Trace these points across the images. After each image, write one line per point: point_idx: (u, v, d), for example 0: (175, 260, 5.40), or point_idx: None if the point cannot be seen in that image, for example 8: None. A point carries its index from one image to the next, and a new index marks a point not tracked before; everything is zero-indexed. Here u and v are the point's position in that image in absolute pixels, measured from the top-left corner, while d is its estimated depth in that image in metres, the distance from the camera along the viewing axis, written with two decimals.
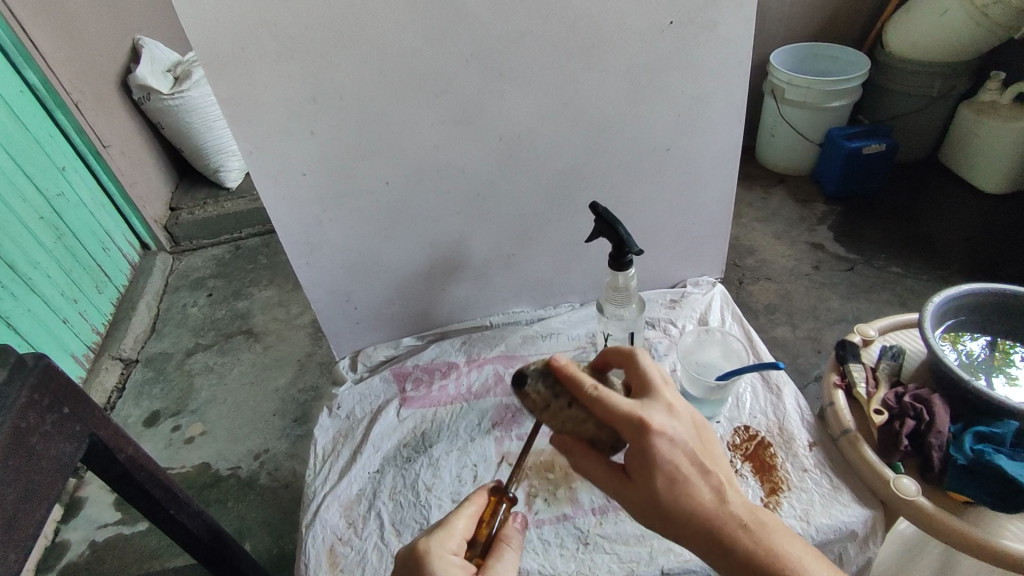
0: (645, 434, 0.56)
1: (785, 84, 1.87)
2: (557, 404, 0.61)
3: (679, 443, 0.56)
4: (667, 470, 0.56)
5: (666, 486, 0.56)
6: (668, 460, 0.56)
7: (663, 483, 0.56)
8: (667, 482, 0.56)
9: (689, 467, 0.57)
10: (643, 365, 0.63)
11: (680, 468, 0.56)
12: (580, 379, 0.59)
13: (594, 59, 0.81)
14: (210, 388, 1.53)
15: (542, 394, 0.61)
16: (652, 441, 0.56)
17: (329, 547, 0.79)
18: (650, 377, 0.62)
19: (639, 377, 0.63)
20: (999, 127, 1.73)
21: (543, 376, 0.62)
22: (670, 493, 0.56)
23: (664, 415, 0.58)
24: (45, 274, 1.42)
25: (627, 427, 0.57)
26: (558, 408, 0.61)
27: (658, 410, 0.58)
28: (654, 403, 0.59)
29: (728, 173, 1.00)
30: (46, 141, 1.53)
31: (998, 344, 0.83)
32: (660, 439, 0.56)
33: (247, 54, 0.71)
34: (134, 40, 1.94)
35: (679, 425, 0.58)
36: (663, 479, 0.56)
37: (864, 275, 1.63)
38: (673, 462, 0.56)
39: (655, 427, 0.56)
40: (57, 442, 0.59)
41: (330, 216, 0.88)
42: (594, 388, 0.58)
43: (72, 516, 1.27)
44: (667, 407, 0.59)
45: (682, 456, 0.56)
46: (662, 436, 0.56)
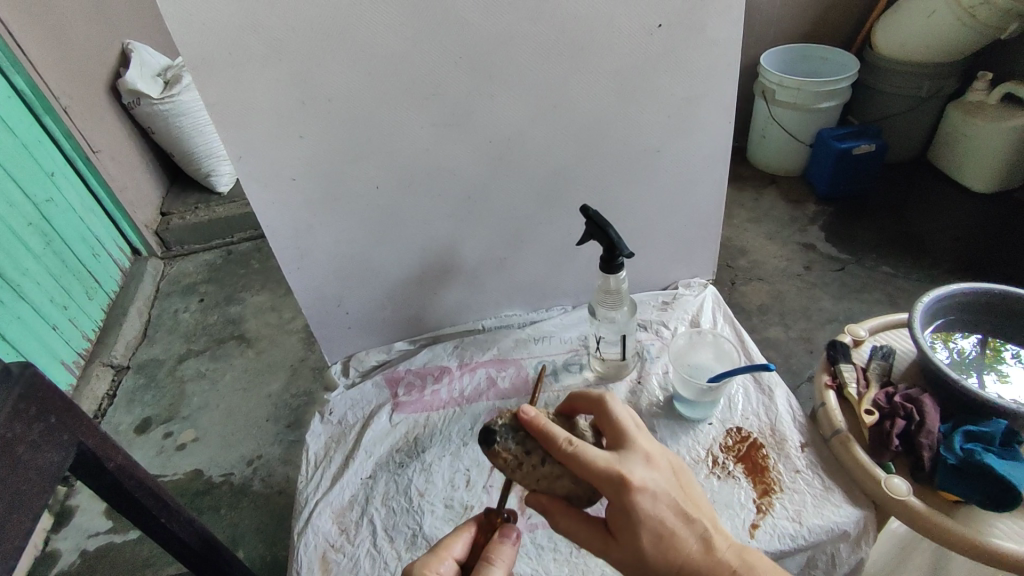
0: (624, 491, 0.56)
1: (775, 85, 1.88)
2: (526, 463, 0.62)
3: (659, 497, 0.57)
4: (649, 527, 0.56)
5: (650, 541, 0.56)
6: (651, 516, 0.56)
7: (647, 539, 0.56)
8: (652, 537, 0.56)
9: (672, 520, 0.57)
10: (617, 413, 0.64)
11: (664, 521, 0.56)
12: (553, 433, 0.61)
13: (583, 61, 0.82)
14: (202, 394, 1.52)
15: (515, 451, 0.62)
16: (631, 498, 0.56)
17: (321, 554, 0.79)
18: (623, 427, 0.63)
19: (612, 428, 0.63)
20: (986, 126, 1.74)
21: (513, 432, 0.63)
22: (655, 547, 0.56)
23: (640, 466, 0.58)
24: (34, 281, 1.41)
25: (605, 484, 0.57)
26: (533, 464, 0.62)
27: (637, 463, 0.59)
28: (631, 455, 0.59)
29: (718, 175, 1.00)
30: (34, 146, 1.51)
31: (989, 342, 0.84)
32: (641, 496, 0.56)
33: (235, 58, 0.71)
34: (123, 44, 1.93)
35: (657, 476, 0.58)
36: (646, 536, 0.56)
37: (855, 275, 1.64)
38: (657, 518, 0.56)
39: (634, 483, 0.56)
40: (44, 451, 0.58)
41: (320, 220, 0.87)
42: (568, 442, 0.59)
43: (63, 525, 1.26)
44: (644, 457, 0.60)
45: (663, 509, 0.57)
46: (642, 492, 0.56)
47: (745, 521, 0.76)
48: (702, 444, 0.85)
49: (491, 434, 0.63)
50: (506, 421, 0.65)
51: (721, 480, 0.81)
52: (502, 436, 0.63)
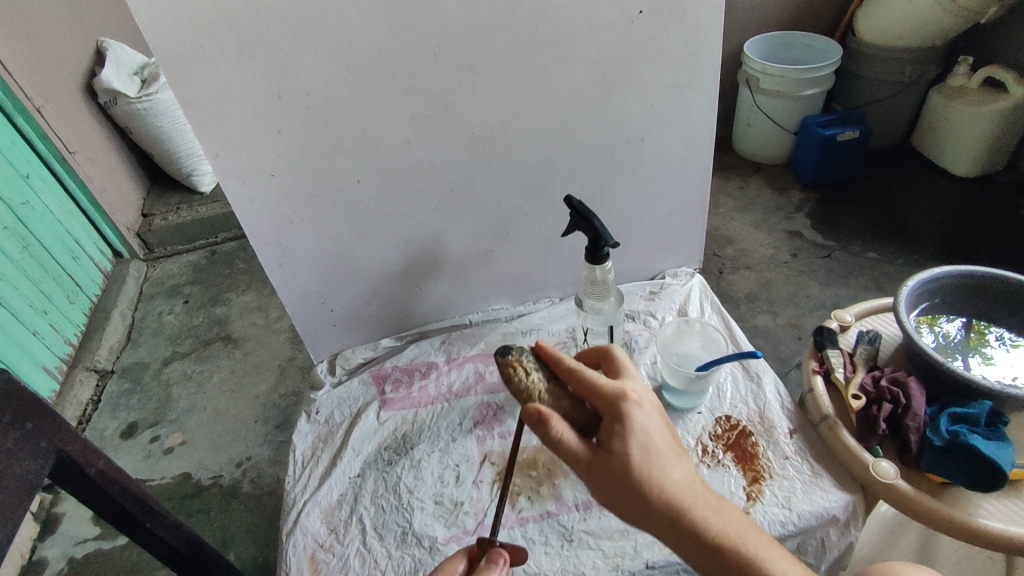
0: (623, 400, 0.59)
1: (759, 73, 1.88)
2: (534, 379, 0.63)
3: (653, 416, 0.59)
4: (641, 438, 0.57)
5: (639, 454, 0.56)
6: (642, 429, 0.58)
7: (637, 449, 0.56)
8: (641, 449, 0.57)
9: (662, 442, 0.58)
10: (619, 359, 0.69)
11: (653, 437, 0.58)
12: (564, 359, 0.65)
13: (565, 50, 0.81)
14: (189, 397, 1.50)
15: (526, 366, 0.64)
16: (629, 406, 0.59)
17: (310, 555, 0.78)
18: (626, 373, 0.67)
19: (615, 369, 0.68)
20: (967, 111, 1.76)
21: (528, 353, 0.66)
22: (642, 461, 0.56)
23: (640, 390, 0.62)
24: (12, 286, 1.38)
25: (606, 394, 0.60)
26: (538, 382, 0.63)
27: (635, 387, 0.62)
28: (631, 381, 0.63)
29: (703, 163, 1.00)
30: (9, 148, 1.48)
31: (974, 325, 0.84)
32: (637, 408, 0.59)
33: (207, 53, 0.69)
34: (98, 42, 1.88)
35: (652, 404, 0.61)
36: (636, 446, 0.57)
37: (842, 261, 1.64)
38: (647, 432, 0.58)
39: (631, 397, 0.60)
40: (19, 459, 0.57)
41: (301, 217, 0.86)
42: (577, 365, 0.64)
43: (49, 533, 1.24)
44: (642, 386, 0.64)
45: (655, 427, 0.58)
46: (637, 406, 0.59)
47: (736, 509, 0.76)
48: (691, 433, 0.85)
49: (508, 348, 0.65)
50: (524, 346, 0.67)
51: (711, 468, 0.81)
52: (518, 351, 0.65)
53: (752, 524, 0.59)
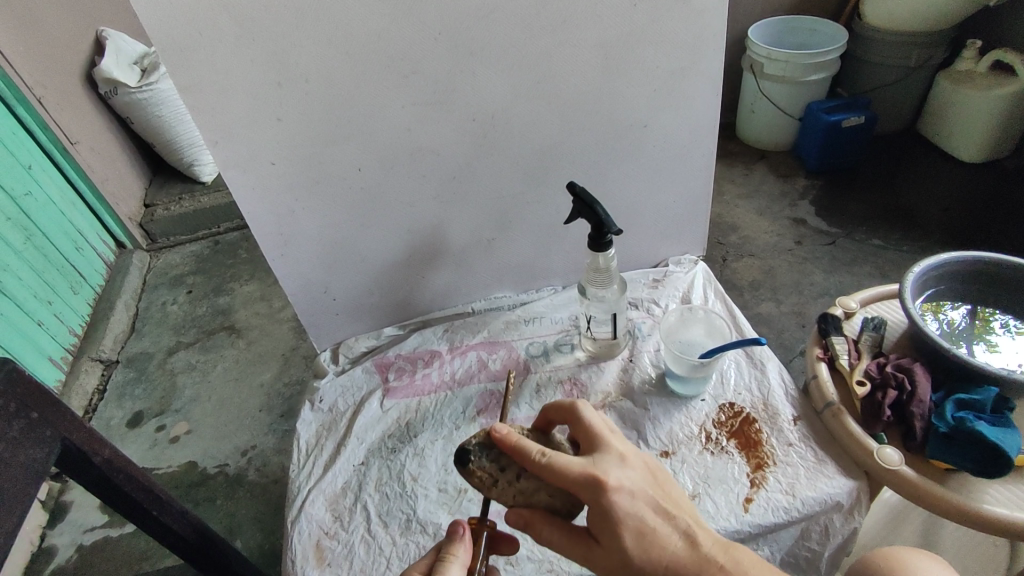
0: (599, 492, 0.55)
1: (764, 58, 1.85)
2: (502, 479, 0.61)
3: (637, 497, 0.56)
4: (631, 526, 0.55)
5: (633, 542, 0.55)
6: (631, 516, 0.55)
7: (629, 539, 0.55)
8: (634, 537, 0.55)
9: (653, 518, 0.56)
10: (587, 416, 0.63)
11: (643, 520, 0.55)
12: (525, 446, 0.58)
13: (567, 34, 0.80)
14: (193, 386, 1.51)
15: (489, 470, 0.61)
16: (607, 498, 0.54)
17: (315, 542, 0.78)
18: (597, 431, 0.61)
19: (584, 431, 0.62)
20: (974, 95, 1.73)
21: (486, 450, 0.62)
22: (639, 547, 0.55)
23: (617, 470, 0.57)
24: (16, 277, 1.38)
25: (580, 487, 0.55)
26: (507, 482, 0.61)
27: (612, 464, 0.57)
28: (605, 458, 0.58)
29: (707, 149, 0.99)
30: (9, 139, 1.47)
31: (979, 312, 0.84)
32: (619, 496, 0.55)
33: (206, 39, 0.68)
34: (97, 31, 1.87)
35: (634, 474, 0.57)
36: (629, 537, 0.55)
37: (846, 248, 1.63)
38: (637, 516, 0.55)
39: (609, 484, 0.55)
40: (26, 447, 0.57)
41: (303, 205, 0.85)
42: (541, 453, 0.57)
43: (58, 521, 1.25)
44: (619, 457, 0.58)
45: (640, 507, 0.55)
46: (619, 492, 0.55)
47: (740, 496, 0.76)
48: (694, 420, 0.85)
49: (465, 454, 0.62)
50: (479, 441, 0.63)
51: (714, 456, 0.81)
52: (477, 456, 0.62)
53: (758, 560, 0.57)
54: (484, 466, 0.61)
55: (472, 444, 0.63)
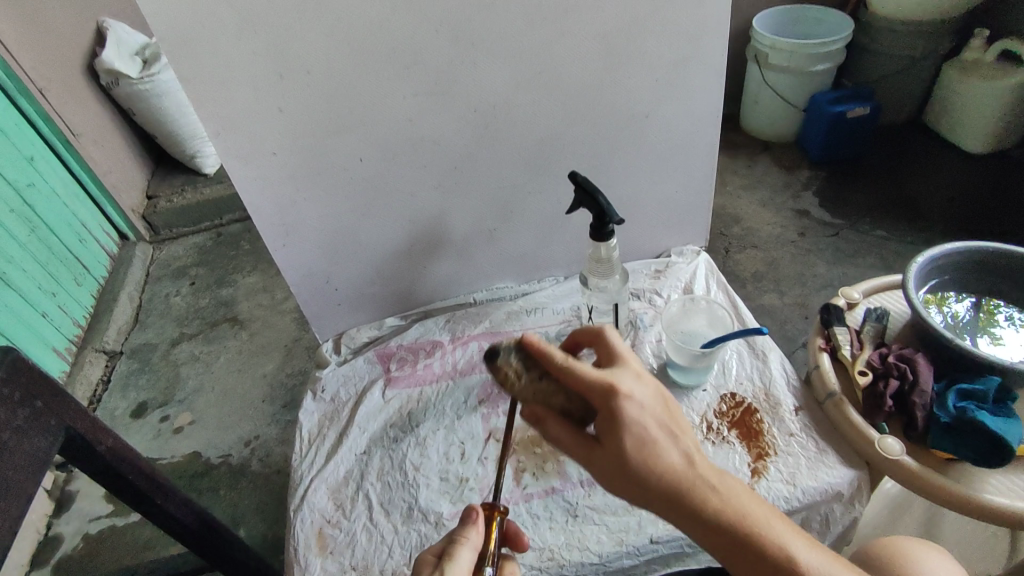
0: (611, 397, 0.55)
1: (768, 48, 1.84)
2: (525, 377, 0.60)
3: (647, 407, 0.56)
4: (636, 432, 0.55)
5: (634, 447, 0.55)
6: (637, 423, 0.55)
7: (631, 443, 0.55)
8: (636, 443, 0.55)
9: (658, 430, 0.56)
10: (614, 341, 0.63)
11: (648, 429, 0.56)
12: (550, 351, 0.59)
13: (569, 23, 0.79)
14: (197, 377, 1.52)
15: (515, 366, 0.60)
16: (617, 402, 0.55)
17: (317, 530, 0.79)
18: (619, 350, 0.62)
19: (609, 351, 0.62)
20: (981, 85, 1.72)
21: (516, 349, 0.61)
22: (640, 456, 0.55)
23: (631, 380, 0.58)
24: (20, 268, 1.39)
25: (594, 390, 0.56)
26: (527, 379, 0.60)
27: (626, 375, 0.58)
28: (623, 370, 0.59)
29: (710, 139, 0.99)
30: (11, 131, 1.47)
31: (983, 304, 0.83)
32: (628, 403, 0.55)
33: (206, 28, 0.68)
34: (98, 22, 1.86)
35: (648, 391, 0.57)
36: (633, 439, 0.55)
37: (850, 240, 1.63)
38: (642, 426, 0.55)
39: (621, 391, 0.56)
40: (31, 436, 0.58)
41: (304, 195, 0.85)
42: (566, 359, 0.58)
43: (64, 510, 1.26)
44: (636, 373, 0.59)
45: (647, 416, 0.56)
46: (629, 400, 0.55)
47: None
48: (696, 410, 0.85)
49: (495, 350, 0.62)
50: (508, 341, 0.63)
51: (716, 445, 0.81)
52: (506, 353, 0.61)
53: (753, 494, 0.58)
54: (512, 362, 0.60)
55: (505, 343, 0.63)
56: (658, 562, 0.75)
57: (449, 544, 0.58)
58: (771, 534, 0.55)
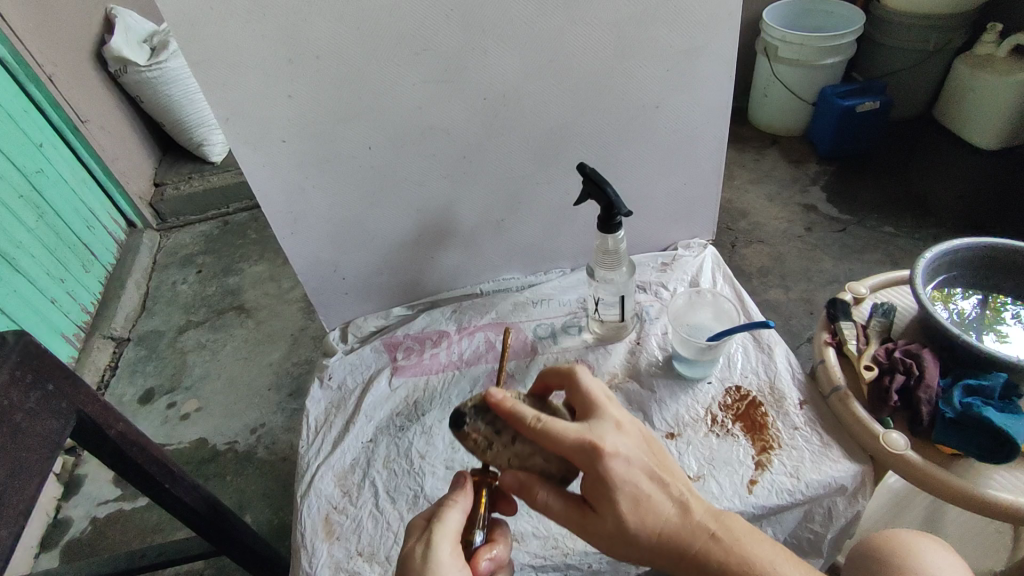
0: (597, 460, 0.54)
1: (778, 41, 1.83)
2: (499, 444, 0.61)
3: (634, 462, 0.56)
4: (627, 492, 0.55)
5: (628, 509, 0.55)
6: (626, 482, 0.55)
7: (625, 506, 0.55)
8: (630, 502, 0.55)
9: (647, 483, 0.56)
10: (585, 386, 0.62)
11: (638, 486, 0.56)
12: (520, 411, 0.58)
13: (580, 12, 0.79)
14: (204, 364, 1.53)
15: (484, 433, 0.61)
16: (606, 465, 0.54)
17: (324, 516, 0.79)
18: (593, 400, 0.61)
19: (583, 399, 0.62)
20: (992, 80, 1.71)
21: (482, 414, 0.62)
22: (634, 514, 0.55)
23: (614, 435, 0.57)
24: (28, 254, 1.40)
25: (575, 453, 0.55)
26: (502, 444, 0.61)
27: (607, 429, 0.57)
28: (602, 424, 0.58)
29: (719, 131, 0.98)
30: (20, 116, 1.48)
31: (990, 302, 0.83)
32: (614, 462, 0.55)
33: (216, 14, 0.68)
34: (107, 9, 1.87)
35: (630, 442, 0.57)
36: (625, 502, 0.55)
37: (857, 235, 1.62)
38: (632, 483, 0.55)
39: (606, 450, 0.55)
40: (44, 418, 0.59)
41: (313, 183, 0.86)
42: (536, 420, 0.57)
43: (72, 494, 1.28)
44: (615, 423, 0.58)
45: (635, 474, 0.56)
46: (615, 459, 0.55)
47: (744, 477, 0.77)
48: (701, 403, 0.85)
49: (461, 418, 0.62)
50: (475, 406, 0.62)
51: (720, 438, 0.81)
52: (473, 420, 0.61)
53: (753, 533, 0.60)
54: (481, 429, 0.61)
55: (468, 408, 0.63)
56: None
57: (439, 508, 0.58)
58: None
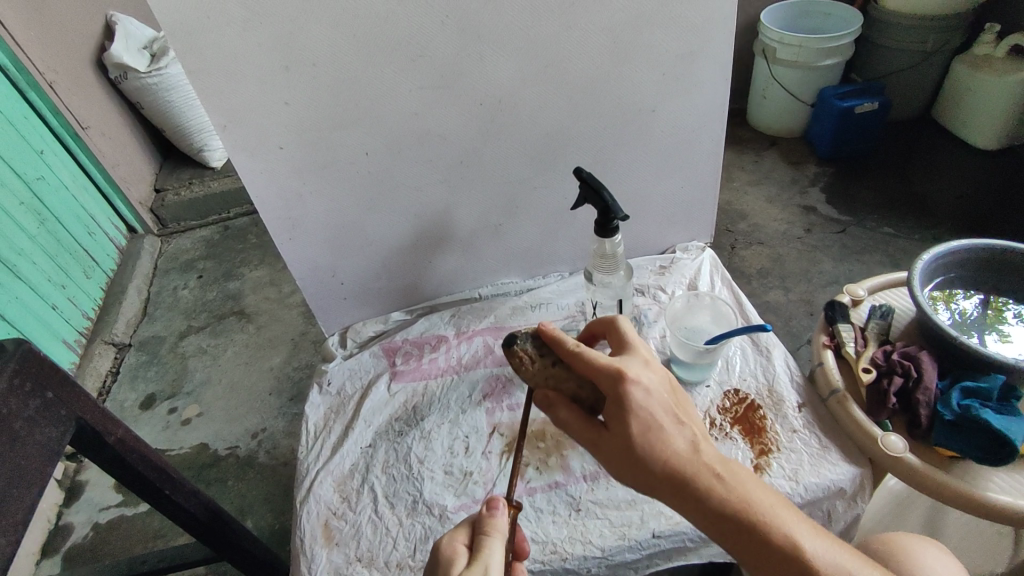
0: (620, 381, 0.57)
1: (776, 43, 1.83)
2: (538, 363, 0.62)
3: (654, 393, 0.58)
4: (642, 417, 0.57)
5: (640, 431, 0.57)
6: (643, 408, 0.57)
7: (637, 429, 0.57)
8: (642, 428, 0.57)
9: (664, 417, 0.58)
10: (625, 330, 0.67)
11: (655, 416, 0.57)
12: (561, 337, 0.63)
13: (574, 17, 0.79)
14: (205, 369, 1.53)
15: (530, 353, 0.62)
16: (626, 387, 0.57)
17: (323, 522, 0.79)
18: (630, 340, 0.65)
19: (622, 341, 0.66)
20: (992, 79, 1.70)
21: (531, 337, 0.64)
22: (646, 441, 0.56)
23: (641, 366, 0.60)
24: (29, 260, 1.40)
25: (605, 374, 0.59)
26: (541, 365, 0.62)
27: (636, 363, 0.61)
28: (634, 359, 0.61)
29: (716, 134, 0.98)
30: (20, 123, 1.48)
31: (991, 302, 0.83)
32: (635, 386, 0.57)
33: (213, 23, 0.69)
34: (107, 16, 1.88)
35: (655, 377, 0.60)
36: (637, 426, 0.57)
37: (857, 236, 1.62)
38: (649, 410, 0.57)
39: (630, 375, 0.58)
40: (42, 426, 0.59)
41: (310, 189, 0.86)
42: (575, 344, 0.61)
43: (74, 500, 1.28)
44: (644, 361, 0.62)
45: (655, 404, 0.58)
46: (636, 384, 0.57)
47: None
48: (699, 406, 0.85)
49: (511, 337, 0.64)
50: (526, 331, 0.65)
51: (719, 441, 0.81)
52: (522, 340, 0.63)
53: (762, 484, 0.58)
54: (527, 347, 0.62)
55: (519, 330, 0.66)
56: (660, 556, 0.75)
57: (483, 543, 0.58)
58: (778, 527, 0.56)
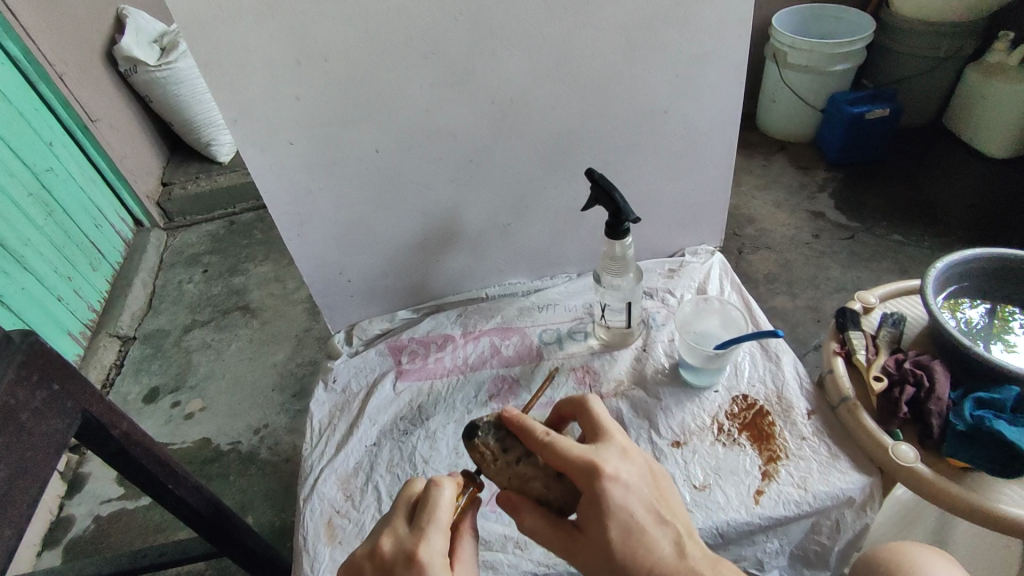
0: (596, 479, 0.54)
1: (787, 47, 1.82)
2: (502, 460, 0.60)
3: (633, 489, 0.55)
4: (619, 518, 0.54)
5: (617, 534, 0.54)
6: (620, 508, 0.54)
7: (614, 532, 0.54)
8: (620, 530, 0.54)
9: (644, 516, 0.55)
10: (596, 412, 0.62)
11: (632, 514, 0.55)
12: (531, 427, 0.59)
13: (589, 17, 0.78)
14: (208, 364, 1.53)
15: (493, 447, 0.60)
16: (601, 485, 0.54)
17: (326, 520, 0.79)
18: (605, 424, 0.61)
19: (592, 425, 0.61)
20: (1005, 88, 1.69)
21: (494, 428, 0.62)
22: (625, 544, 0.54)
23: (617, 459, 0.57)
24: (36, 251, 1.40)
25: (576, 471, 0.55)
26: (507, 462, 0.60)
27: (612, 454, 0.57)
28: (608, 447, 0.58)
29: (729, 137, 0.98)
30: (30, 114, 1.49)
31: (999, 311, 0.82)
32: (612, 486, 0.54)
33: (226, 16, 0.68)
34: (118, 10, 1.89)
35: (633, 470, 0.56)
36: (615, 529, 0.54)
37: (865, 243, 1.61)
38: (627, 509, 0.55)
39: (606, 472, 0.55)
40: (49, 418, 0.58)
41: (320, 184, 0.85)
42: (545, 433, 0.58)
43: (76, 491, 1.28)
44: (621, 449, 0.58)
45: (633, 502, 0.55)
46: (614, 482, 0.55)
47: (751, 488, 0.76)
48: (707, 411, 0.85)
49: (475, 430, 0.61)
50: (490, 419, 0.63)
51: (727, 447, 0.81)
52: (484, 432, 0.61)
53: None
54: (488, 442, 0.60)
55: (483, 423, 0.63)
56: None
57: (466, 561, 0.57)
58: None
